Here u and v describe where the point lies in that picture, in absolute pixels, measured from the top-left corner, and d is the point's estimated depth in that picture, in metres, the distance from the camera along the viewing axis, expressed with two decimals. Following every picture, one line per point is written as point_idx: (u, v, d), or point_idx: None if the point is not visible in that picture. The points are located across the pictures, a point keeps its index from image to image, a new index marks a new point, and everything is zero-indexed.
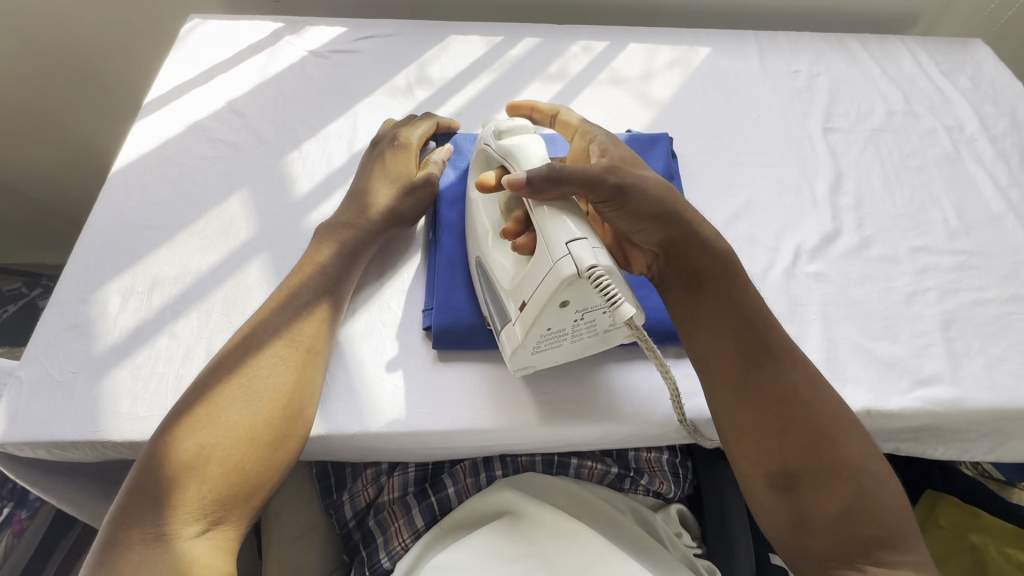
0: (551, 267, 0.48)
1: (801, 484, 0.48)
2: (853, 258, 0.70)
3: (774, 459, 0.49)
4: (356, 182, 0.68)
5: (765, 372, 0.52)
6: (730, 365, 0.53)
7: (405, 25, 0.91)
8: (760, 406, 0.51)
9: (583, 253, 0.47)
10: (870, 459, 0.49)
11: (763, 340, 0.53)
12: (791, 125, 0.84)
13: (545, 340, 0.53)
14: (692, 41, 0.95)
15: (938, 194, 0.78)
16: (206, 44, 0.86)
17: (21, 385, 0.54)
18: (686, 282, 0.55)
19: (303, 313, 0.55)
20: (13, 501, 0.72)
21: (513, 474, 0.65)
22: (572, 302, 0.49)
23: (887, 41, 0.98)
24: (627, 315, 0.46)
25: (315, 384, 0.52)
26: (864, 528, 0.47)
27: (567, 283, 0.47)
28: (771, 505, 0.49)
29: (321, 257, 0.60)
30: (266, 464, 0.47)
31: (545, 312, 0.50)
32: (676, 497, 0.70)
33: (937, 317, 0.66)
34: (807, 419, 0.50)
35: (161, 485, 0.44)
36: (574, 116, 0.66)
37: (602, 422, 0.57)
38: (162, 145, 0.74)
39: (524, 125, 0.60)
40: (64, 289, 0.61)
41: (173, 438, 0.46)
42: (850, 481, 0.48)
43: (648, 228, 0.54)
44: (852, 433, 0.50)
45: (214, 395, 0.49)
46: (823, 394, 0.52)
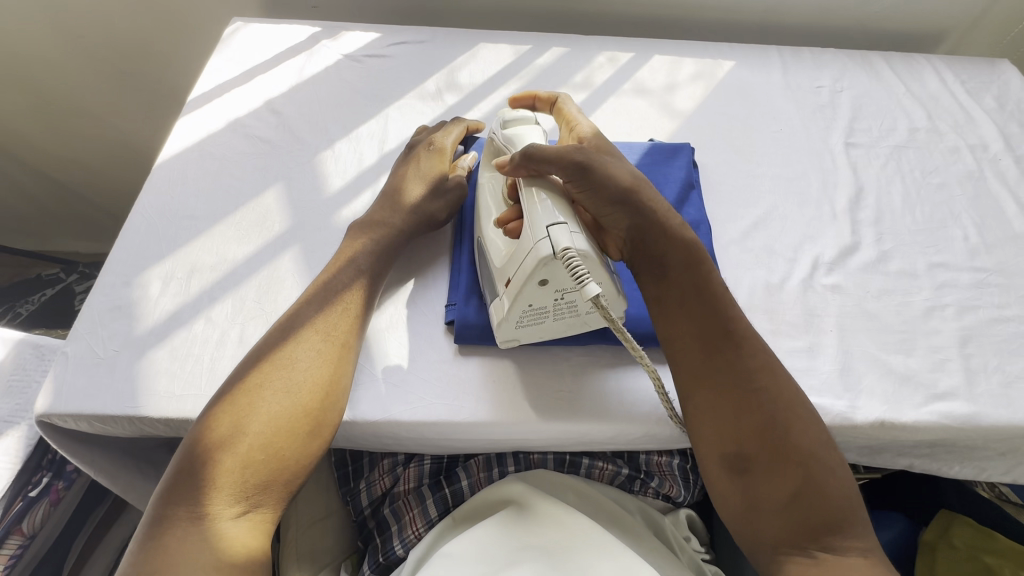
0: (531, 247, 0.53)
1: (753, 466, 0.49)
2: (871, 272, 0.71)
3: (727, 440, 0.51)
4: (390, 181, 0.71)
5: (720, 357, 0.53)
6: (689, 350, 0.55)
7: (437, 32, 0.95)
8: (714, 387, 0.53)
9: (560, 236, 0.52)
10: (824, 447, 0.50)
11: (723, 326, 0.55)
12: (813, 139, 0.85)
13: (528, 316, 0.57)
14: (716, 54, 0.96)
15: (960, 212, 0.78)
16: (248, 46, 0.91)
17: (67, 361, 0.57)
18: (652, 267, 0.57)
19: (338, 309, 0.56)
20: (50, 472, 0.67)
21: (526, 469, 0.67)
22: (551, 282, 0.53)
23: (912, 59, 0.99)
24: (592, 294, 0.49)
25: (349, 378, 0.54)
26: (813, 512, 0.47)
27: (544, 264, 0.52)
28: (724, 484, 0.51)
29: (357, 253, 0.61)
30: (302, 453, 0.49)
31: (524, 289, 0.54)
32: (685, 502, 0.72)
33: (955, 333, 0.66)
34: (761, 404, 0.51)
35: (204, 469, 0.46)
36: (571, 105, 0.71)
37: (617, 422, 0.58)
38: (203, 140, 0.78)
39: (527, 116, 0.66)
40: (110, 273, 0.64)
41: (216, 425, 0.48)
42: (801, 466, 0.49)
43: (614, 213, 0.58)
44: (807, 421, 0.51)
45: (255, 384, 0.50)
46: (780, 381, 0.53)
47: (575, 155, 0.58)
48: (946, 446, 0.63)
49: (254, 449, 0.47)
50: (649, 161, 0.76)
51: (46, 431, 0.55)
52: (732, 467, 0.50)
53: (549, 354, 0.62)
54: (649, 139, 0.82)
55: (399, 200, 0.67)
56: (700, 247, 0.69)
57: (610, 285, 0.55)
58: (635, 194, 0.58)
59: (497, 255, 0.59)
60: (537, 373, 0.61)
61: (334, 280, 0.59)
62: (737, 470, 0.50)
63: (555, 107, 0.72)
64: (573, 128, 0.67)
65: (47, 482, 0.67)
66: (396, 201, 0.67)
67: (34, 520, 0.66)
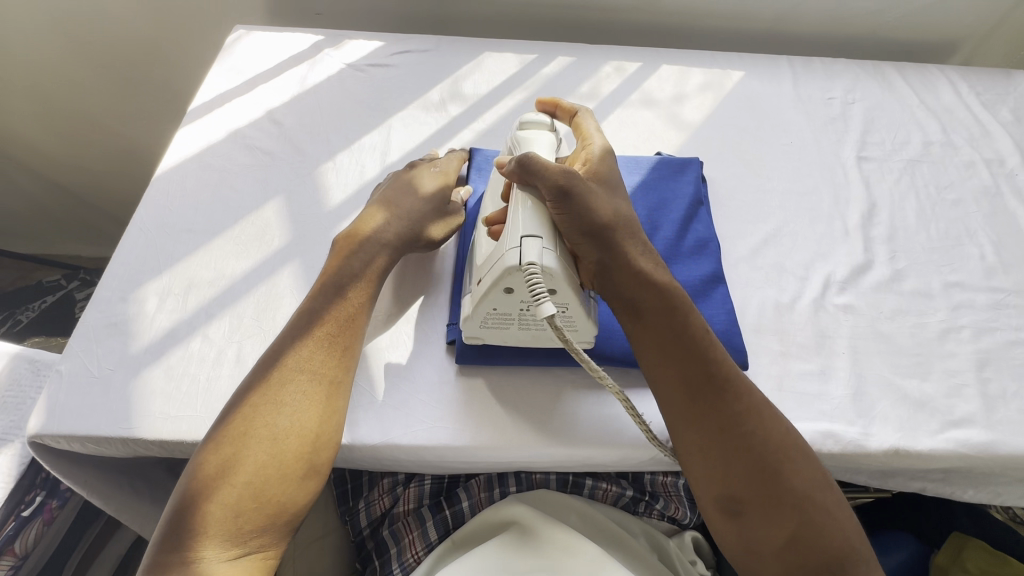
0: (502, 255, 0.52)
1: (747, 509, 0.48)
2: (885, 291, 0.69)
3: (721, 484, 0.49)
4: (383, 192, 0.67)
5: (706, 401, 0.51)
6: (672, 390, 0.52)
7: (441, 40, 0.93)
8: (701, 432, 0.50)
9: (530, 249, 0.50)
10: (819, 488, 0.49)
11: (707, 370, 0.52)
12: (824, 152, 0.83)
13: (493, 319, 0.56)
14: (725, 65, 0.95)
15: (976, 229, 0.76)
16: (251, 55, 0.90)
17: (61, 380, 0.56)
18: (623, 304, 0.54)
19: (321, 344, 0.53)
20: (44, 491, 0.67)
21: (528, 491, 0.65)
22: (516, 291, 0.53)
23: (926, 70, 0.97)
24: (545, 314, 0.47)
25: (341, 414, 0.51)
26: (810, 556, 0.47)
27: (508, 273, 0.51)
28: (720, 526, 0.50)
29: (344, 275, 0.58)
30: (296, 497, 0.47)
31: (489, 294, 0.53)
32: (690, 524, 0.70)
33: (971, 356, 0.64)
34: (752, 450, 0.49)
35: (193, 522, 0.44)
36: (590, 122, 0.67)
37: (622, 447, 0.57)
38: (203, 151, 0.77)
39: (544, 122, 0.65)
40: (106, 288, 0.63)
41: (203, 474, 0.46)
42: (796, 510, 0.48)
43: (586, 243, 0.53)
44: (800, 462, 0.50)
45: (240, 430, 0.48)
46: (770, 426, 0.51)
47: (566, 174, 0.54)
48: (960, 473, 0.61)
49: (244, 498, 0.45)
50: (656, 176, 0.74)
51: (39, 452, 0.54)
52: (726, 512, 0.49)
53: (553, 376, 0.61)
54: (656, 152, 0.80)
55: (390, 212, 0.64)
56: (708, 265, 0.67)
57: (578, 306, 0.54)
58: (610, 231, 0.54)
59: (479, 255, 0.58)
60: (540, 395, 0.59)
61: (318, 306, 0.55)
62: (731, 515, 0.49)
63: (574, 120, 0.68)
64: (585, 146, 0.63)
65: (41, 501, 0.66)
66: (387, 213, 0.64)
67: (27, 541, 0.65)
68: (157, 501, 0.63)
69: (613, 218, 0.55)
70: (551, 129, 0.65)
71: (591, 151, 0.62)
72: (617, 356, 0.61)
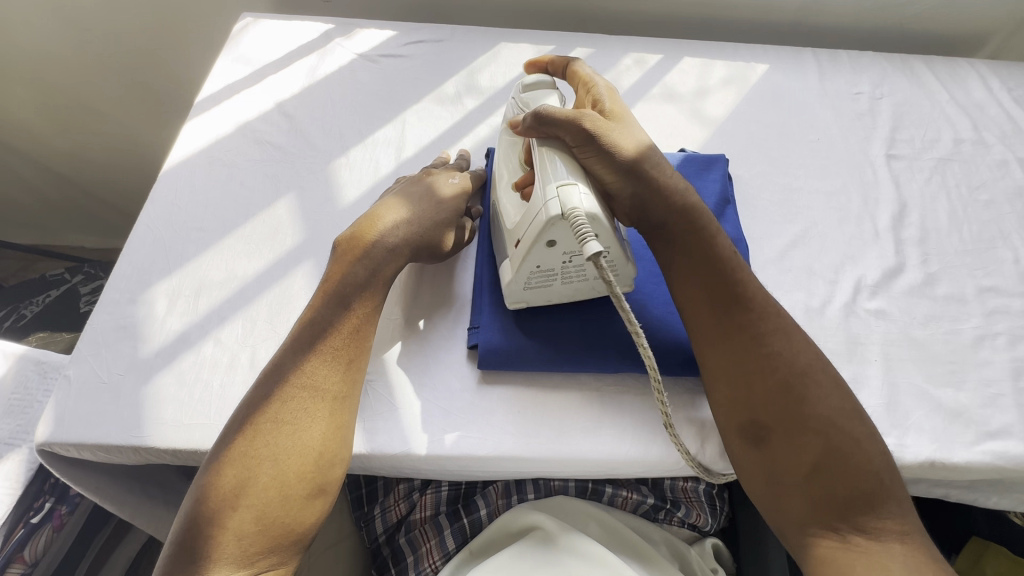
0: (539, 210, 0.51)
1: (772, 435, 0.47)
2: (917, 296, 0.67)
3: (743, 408, 0.49)
4: (394, 192, 0.64)
5: (730, 323, 0.51)
6: (701, 315, 0.53)
7: (455, 30, 0.90)
8: (725, 350, 0.51)
9: (569, 196, 0.49)
10: (846, 417, 0.47)
11: (730, 292, 0.52)
12: (852, 150, 0.81)
13: (536, 277, 0.55)
14: (749, 57, 0.91)
15: (1009, 231, 0.73)
16: (259, 44, 0.86)
17: (69, 386, 0.55)
18: (657, 231, 0.56)
19: (318, 358, 0.51)
20: (53, 497, 0.66)
21: (546, 499, 0.63)
22: (559, 243, 0.52)
23: (955, 65, 0.94)
24: (592, 253, 0.45)
25: (346, 428, 0.50)
26: (837, 487, 0.44)
27: (551, 224, 0.50)
28: (742, 455, 0.48)
29: (348, 283, 0.55)
30: (302, 517, 0.46)
31: (531, 251, 0.52)
32: (711, 530, 0.67)
33: (1007, 365, 0.62)
34: (775, 370, 0.48)
35: (198, 548, 0.43)
36: (585, 68, 0.65)
37: (649, 458, 0.55)
38: (211, 145, 0.74)
39: (545, 81, 0.63)
40: (114, 289, 0.61)
41: (205, 499, 0.44)
42: (820, 436, 0.46)
43: (620, 180, 0.55)
44: (828, 389, 0.48)
45: (241, 450, 0.46)
46: (797, 346, 0.50)
47: (583, 117, 0.54)
48: (991, 482, 0.59)
49: (248, 520, 0.44)
50: (681, 174, 0.72)
51: (49, 460, 0.52)
52: (749, 438, 0.48)
53: (577, 382, 0.59)
54: (679, 149, 0.78)
55: (399, 213, 0.60)
56: None
57: (619, 249, 0.53)
58: (639, 164, 0.55)
59: (509, 217, 0.57)
60: (565, 402, 0.57)
61: (321, 316, 0.53)
62: (754, 441, 0.48)
63: (568, 71, 0.66)
64: (588, 90, 0.62)
65: (50, 507, 0.65)
66: (397, 214, 0.60)
67: (37, 547, 0.65)
68: (170, 507, 0.62)
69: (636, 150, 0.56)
70: (553, 88, 0.63)
71: (596, 92, 0.61)
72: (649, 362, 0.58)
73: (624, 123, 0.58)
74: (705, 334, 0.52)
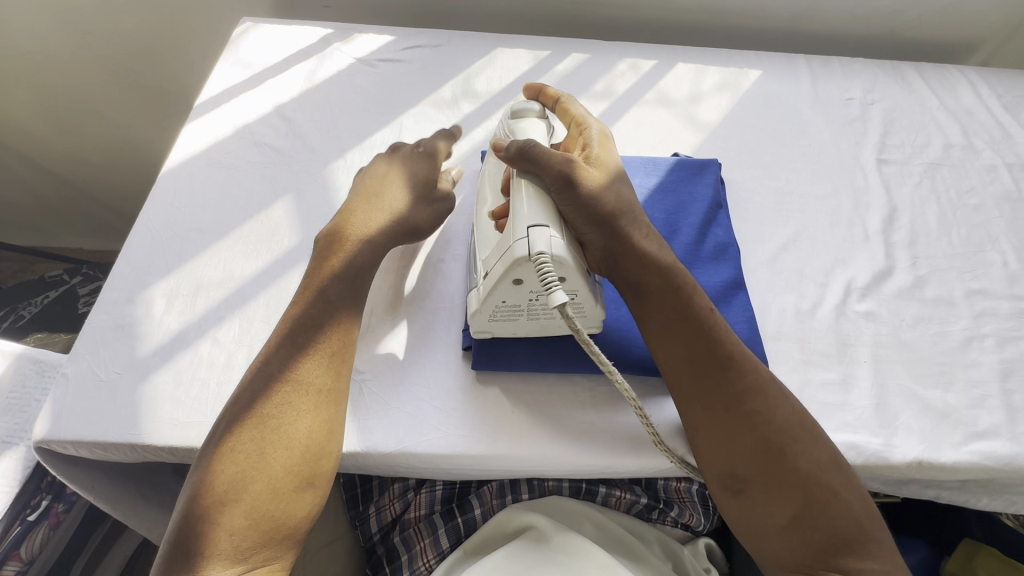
0: (509, 245, 0.51)
1: (751, 487, 0.47)
2: (906, 298, 0.68)
3: (722, 461, 0.49)
4: (365, 180, 0.64)
5: (709, 379, 0.50)
6: (678, 372, 0.52)
7: (452, 35, 0.91)
8: (703, 405, 0.50)
9: (538, 239, 0.49)
10: (825, 469, 0.48)
11: (708, 349, 0.51)
12: (843, 155, 0.82)
13: (502, 312, 0.55)
14: (743, 63, 0.93)
15: (998, 235, 0.75)
16: (259, 48, 0.88)
17: (67, 384, 0.55)
18: (631, 287, 0.54)
19: (301, 356, 0.51)
20: (50, 495, 0.66)
21: (539, 499, 0.63)
22: (526, 282, 0.52)
23: (945, 71, 0.95)
24: (557, 302, 0.46)
25: (336, 423, 0.50)
26: (817, 534, 0.46)
27: (518, 264, 0.50)
28: (722, 503, 0.49)
29: (330, 281, 0.56)
30: (293, 510, 0.46)
31: (496, 287, 0.52)
32: (704, 530, 0.67)
33: (995, 366, 0.63)
34: (757, 427, 0.48)
35: (192, 544, 0.43)
36: (579, 106, 0.64)
37: (641, 457, 0.55)
38: (209, 148, 0.75)
39: (534, 108, 0.62)
40: (113, 289, 0.62)
41: (197, 495, 0.45)
42: (799, 490, 0.46)
43: (594, 230, 0.54)
44: (807, 440, 0.49)
45: (229, 447, 0.47)
46: (775, 402, 0.50)
47: (568, 162, 0.54)
48: (979, 482, 0.60)
49: (239, 515, 0.44)
50: (674, 178, 0.73)
51: (45, 457, 0.53)
52: (729, 489, 0.48)
53: (570, 382, 0.59)
54: (673, 153, 0.79)
55: (374, 205, 0.61)
56: (729, 271, 0.65)
57: (587, 292, 0.53)
58: (616, 217, 0.54)
59: (484, 247, 0.57)
60: (559, 402, 0.58)
61: (306, 316, 0.54)
62: (733, 492, 0.48)
63: (558, 106, 0.64)
64: (581, 132, 0.61)
65: (46, 505, 0.65)
66: (371, 206, 0.61)
67: (33, 545, 0.65)
68: (163, 506, 0.62)
69: (617, 205, 0.55)
70: (542, 116, 0.62)
71: (587, 136, 0.61)
72: (641, 364, 0.59)
73: (608, 173, 0.57)
74: (679, 388, 0.52)
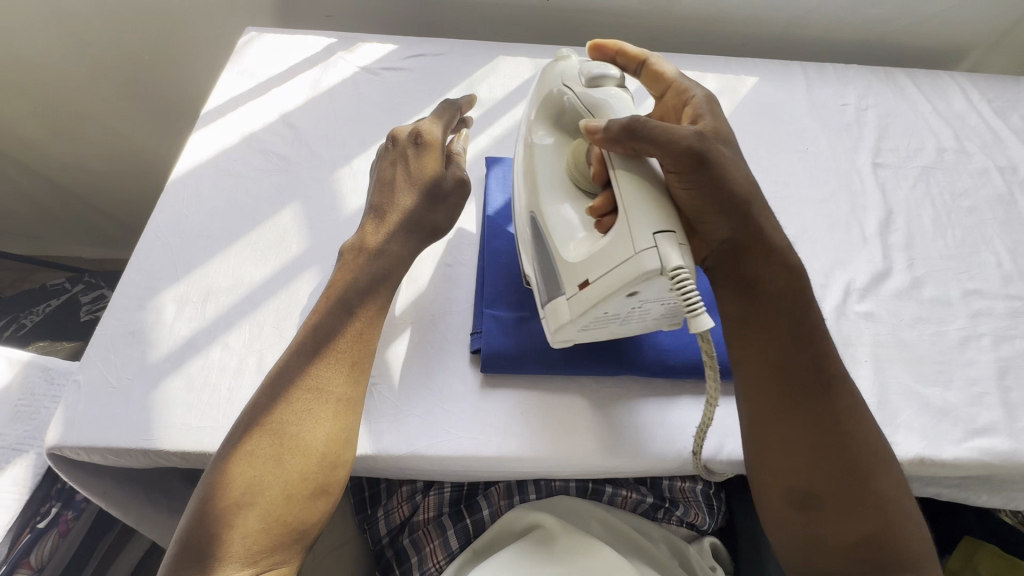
0: (631, 256, 0.46)
1: (823, 506, 0.48)
2: (904, 299, 0.69)
3: (797, 477, 0.49)
4: (380, 188, 0.64)
5: (805, 392, 0.50)
6: (772, 383, 0.51)
7: (455, 44, 0.93)
8: (791, 419, 0.50)
9: (669, 251, 0.45)
10: (898, 496, 0.49)
11: (811, 360, 0.51)
12: (840, 159, 0.84)
13: (596, 322, 0.52)
14: (740, 70, 0.95)
15: (991, 237, 0.76)
16: (263, 57, 0.89)
17: (79, 390, 0.55)
18: (739, 283, 0.53)
19: (320, 363, 0.52)
20: (59, 502, 0.67)
21: (547, 498, 0.64)
22: (640, 294, 0.48)
23: (936, 77, 0.97)
24: (704, 326, 0.44)
25: (352, 431, 0.51)
26: (882, 557, 0.47)
27: (645, 278, 0.45)
28: (785, 518, 0.49)
29: (350, 289, 0.57)
30: (306, 515, 0.47)
31: (606, 299, 0.48)
32: (709, 529, 0.67)
33: (992, 364, 0.64)
34: (842, 448, 0.49)
35: (205, 545, 0.44)
36: (669, 68, 0.64)
37: (650, 458, 0.56)
38: (216, 156, 0.76)
39: (613, 76, 0.60)
40: (123, 295, 0.62)
41: (211, 496, 0.45)
42: (872, 512, 0.47)
43: (719, 217, 0.52)
44: (885, 467, 0.49)
45: (247, 450, 0.47)
46: (866, 427, 0.50)
47: (687, 141, 0.51)
48: (980, 479, 0.61)
49: (254, 518, 0.45)
50: None
51: (58, 464, 0.53)
52: (799, 505, 0.49)
53: (578, 384, 0.60)
54: None
55: (394, 218, 0.62)
56: None
57: None
58: (743, 202, 0.53)
59: (572, 250, 0.52)
60: (567, 403, 0.59)
61: (326, 323, 0.54)
62: (801, 508, 0.48)
63: (644, 69, 0.66)
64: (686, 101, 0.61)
65: (56, 513, 0.66)
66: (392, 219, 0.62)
67: (43, 553, 0.65)
68: (173, 512, 0.62)
69: (747, 189, 0.53)
70: (621, 84, 0.61)
71: (695, 104, 0.60)
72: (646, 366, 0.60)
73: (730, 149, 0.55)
74: (767, 394, 0.51)
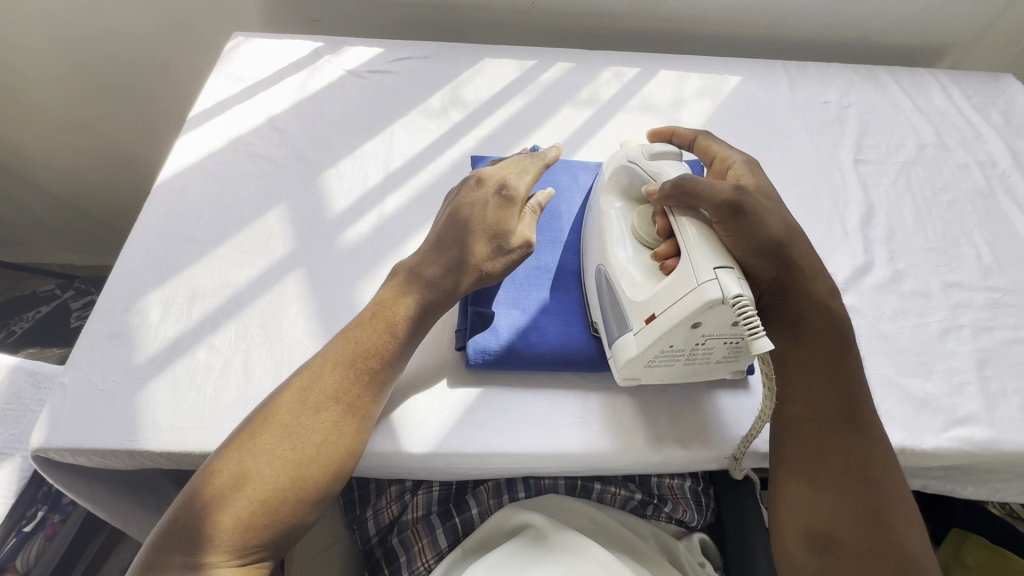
0: (693, 288, 0.49)
1: (841, 551, 0.47)
2: (886, 292, 0.70)
3: (817, 518, 0.49)
4: (446, 225, 0.62)
5: (836, 435, 0.51)
6: (804, 425, 0.52)
7: (441, 47, 0.94)
8: (817, 460, 0.50)
9: (729, 282, 0.48)
10: (925, 555, 0.47)
11: (846, 407, 0.52)
12: (822, 156, 0.85)
13: (662, 357, 0.54)
14: (723, 69, 0.96)
15: (971, 230, 0.77)
16: (250, 61, 0.89)
17: (64, 393, 0.56)
18: (787, 324, 0.55)
19: (341, 369, 0.52)
20: (45, 506, 0.67)
21: (536, 496, 0.64)
22: (703, 326, 0.50)
23: (917, 74, 0.99)
24: (762, 349, 0.46)
25: (359, 440, 0.51)
26: None
27: (708, 308, 0.48)
28: (801, 560, 0.49)
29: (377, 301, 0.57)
30: (299, 513, 0.48)
31: (672, 331, 0.50)
32: (698, 526, 0.68)
33: (972, 355, 0.65)
34: (869, 494, 0.48)
35: (199, 527, 0.45)
36: (715, 142, 0.66)
37: (634, 452, 0.57)
38: (203, 159, 0.76)
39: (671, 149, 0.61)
40: (109, 298, 0.63)
41: (211, 481, 0.46)
42: (896, 567, 0.46)
43: (764, 262, 0.54)
44: (915, 523, 0.48)
45: (255, 443, 0.48)
46: (898, 479, 0.50)
47: (733, 191, 0.53)
48: (964, 470, 0.61)
49: (248, 509, 0.46)
50: None
51: (42, 466, 0.53)
52: (816, 546, 0.48)
53: (563, 381, 0.61)
54: None
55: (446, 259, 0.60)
56: None
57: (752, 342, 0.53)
58: (786, 247, 0.54)
59: (635, 289, 0.54)
60: (552, 400, 0.60)
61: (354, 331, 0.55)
62: (819, 550, 0.48)
63: (695, 145, 0.67)
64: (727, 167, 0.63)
65: (42, 516, 0.66)
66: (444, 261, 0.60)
67: (29, 557, 0.65)
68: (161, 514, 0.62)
69: (787, 233, 0.55)
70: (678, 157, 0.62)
71: (735, 167, 0.62)
72: None
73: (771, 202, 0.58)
74: (798, 434, 0.52)
